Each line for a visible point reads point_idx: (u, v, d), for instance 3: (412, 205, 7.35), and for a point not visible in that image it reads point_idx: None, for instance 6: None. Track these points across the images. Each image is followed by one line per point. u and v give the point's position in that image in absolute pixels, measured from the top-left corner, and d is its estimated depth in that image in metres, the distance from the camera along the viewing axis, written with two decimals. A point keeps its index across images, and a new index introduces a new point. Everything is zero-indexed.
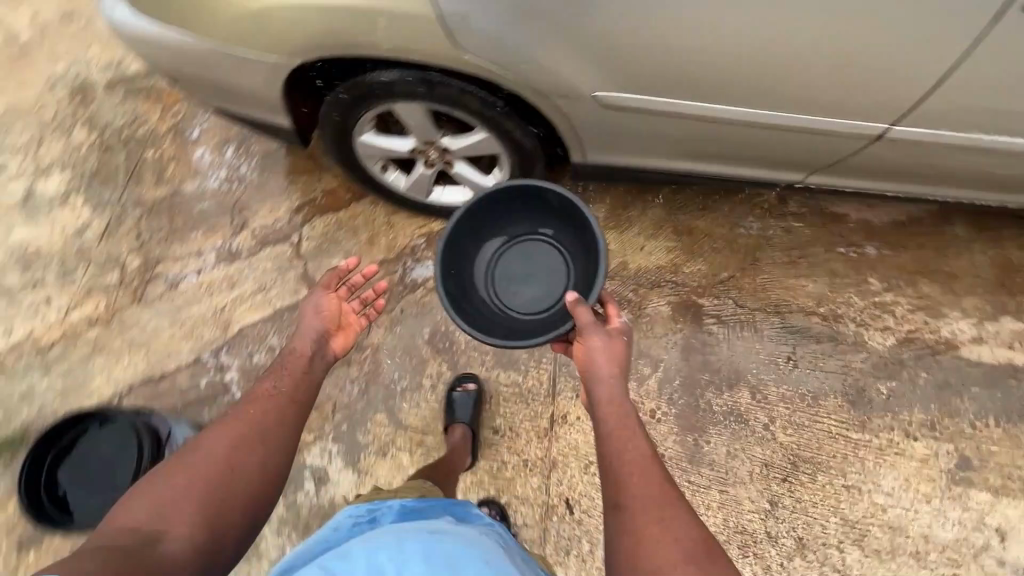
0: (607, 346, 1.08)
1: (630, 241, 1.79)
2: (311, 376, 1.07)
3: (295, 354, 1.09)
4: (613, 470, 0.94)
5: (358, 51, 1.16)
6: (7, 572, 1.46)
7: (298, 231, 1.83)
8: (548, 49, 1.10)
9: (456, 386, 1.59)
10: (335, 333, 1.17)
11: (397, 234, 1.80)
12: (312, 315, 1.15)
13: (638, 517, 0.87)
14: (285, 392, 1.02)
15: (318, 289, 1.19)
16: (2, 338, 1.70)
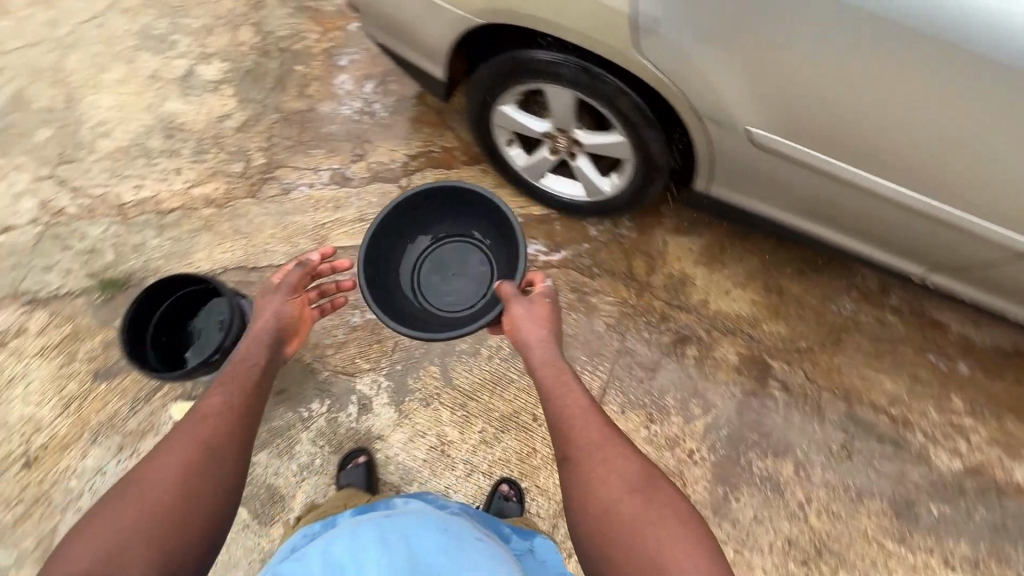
0: (530, 312, 1.26)
1: (716, 282, 1.78)
2: (260, 381, 1.06)
3: (248, 363, 1.08)
4: (560, 426, 1.08)
5: (543, 26, 1.20)
6: (77, 394, 1.60)
7: (409, 176, 1.92)
8: (718, 71, 1.12)
9: (347, 463, 1.53)
10: (286, 337, 1.19)
11: None
12: (268, 319, 1.17)
13: (586, 467, 1.01)
14: (234, 400, 0.99)
15: (277, 294, 1.21)
16: (131, 191, 1.87)
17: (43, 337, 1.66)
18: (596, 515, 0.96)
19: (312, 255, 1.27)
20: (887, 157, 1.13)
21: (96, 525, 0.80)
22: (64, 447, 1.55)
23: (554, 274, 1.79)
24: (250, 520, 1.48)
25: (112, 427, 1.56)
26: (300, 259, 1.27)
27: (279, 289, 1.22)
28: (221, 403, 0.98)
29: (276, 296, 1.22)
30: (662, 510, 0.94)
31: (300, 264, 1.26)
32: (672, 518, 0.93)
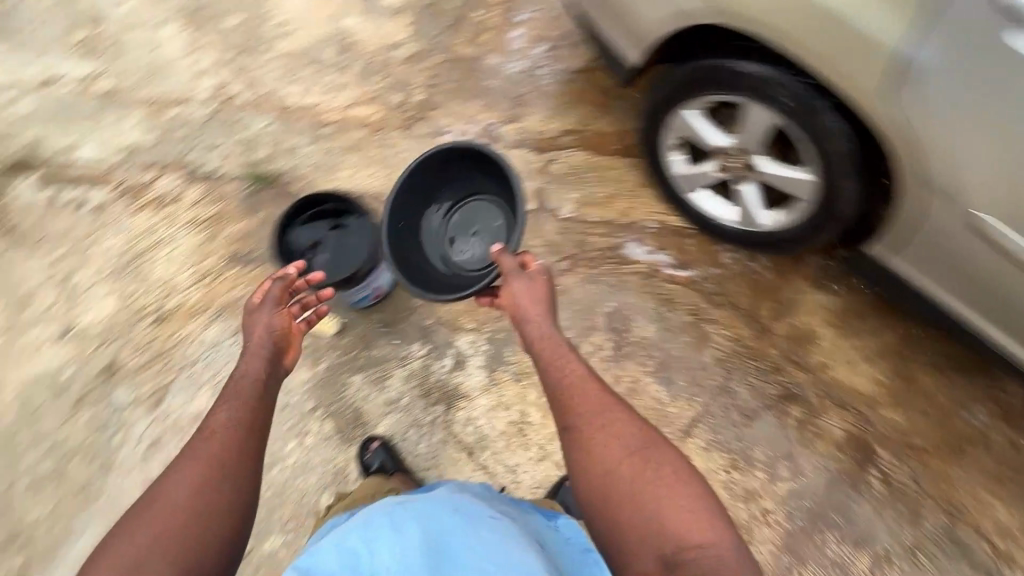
0: (529, 288, 1.26)
1: (843, 349, 1.66)
2: (264, 390, 1.03)
3: (249, 376, 1.04)
4: (558, 398, 1.14)
5: (783, 42, 1.13)
6: (212, 270, 1.72)
7: (556, 151, 1.89)
8: (960, 136, 1.02)
9: (362, 454, 1.51)
10: (287, 345, 1.13)
11: (636, 207, 1.80)
12: (262, 336, 1.09)
13: (588, 436, 1.07)
14: (236, 417, 0.97)
15: (267, 307, 1.13)
16: (297, 95, 1.94)
17: (195, 210, 1.79)
18: (598, 485, 1.03)
19: (291, 269, 1.16)
20: None
21: (121, 543, 0.84)
22: (192, 315, 1.67)
23: (675, 290, 1.72)
24: (332, 433, 1.55)
25: (235, 310, 1.67)
26: (278, 272, 1.16)
27: (265, 302, 1.13)
28: (225, 421, 0.97)
29: (263, 310, 1.13)
30: (658, 471, 1.02)
31: (280, 278, 1.15)
32: (668, 476, 1.02)
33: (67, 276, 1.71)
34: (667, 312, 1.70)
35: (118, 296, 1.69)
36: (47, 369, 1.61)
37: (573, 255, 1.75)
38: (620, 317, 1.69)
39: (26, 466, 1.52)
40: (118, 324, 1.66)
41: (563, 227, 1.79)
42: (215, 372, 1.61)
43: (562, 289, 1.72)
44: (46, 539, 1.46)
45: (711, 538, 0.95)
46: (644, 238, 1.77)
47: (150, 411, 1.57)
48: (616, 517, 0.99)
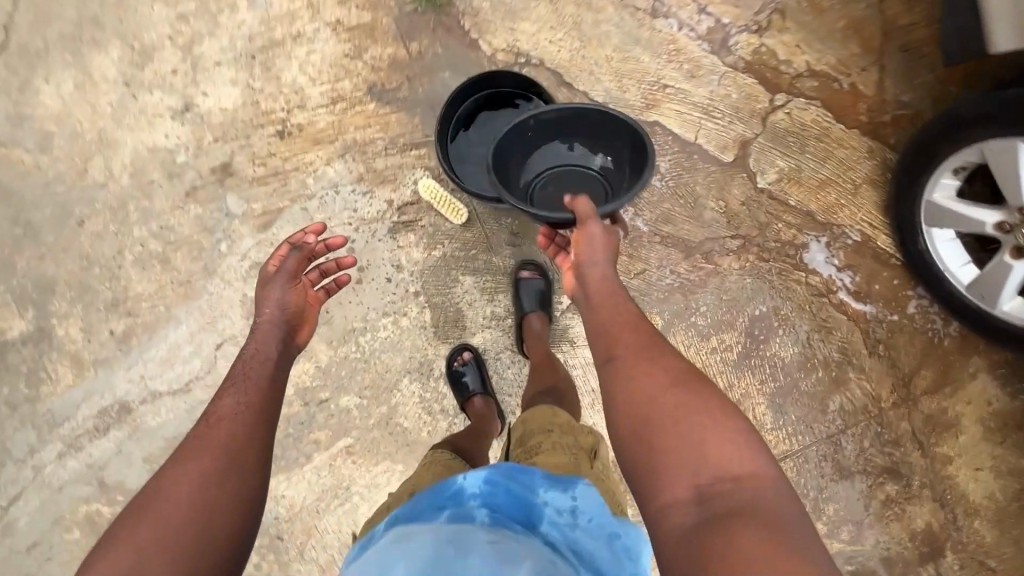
0: (598, 233, 1.07)
1: (976, 451, 1.48)
2: (271, 372, 1.00)
3: (258, 356, 1.01)
4: (605, 332, 0.98)
5: None
6: (348, 98, 1.48)
7: (789, 94, 1.45)
8: None
9: (453, 358, 1.47)
10: (298, 327, 1.11)
11: (848, 208, 1.46)
12: (274, 312, 1.06)
13: (628, 365, 0.90)
14: (242, 400, 0.93)
15: (278, 284, 1.08)
16: None
17: (343, 11, 1.47)
18: (633, 423, 0.84)
19: (307, 234, 1.12)
20: None
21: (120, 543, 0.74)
22: (316, 142, 1.49)
23: (839, 321, 1.47)
24: (428, 324, 1.50)
25: (363, 154, 1.48)
26: (295, 241, 1.12)
27: (279, 276, 1.09)
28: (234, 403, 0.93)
29: (278, 283, 1.10)
30: (698, 405, 0.82)
31: (297, 248, 1.11)
32: (712, 412, 0.81)
33: (193, 41, 1.48)
34: (817, 340, 1.47)
35: (243, 90, 1.48)
36: (163, 143, 1.50)
37: (748, 235, 1.46)
38: (765, 325, 1.48)
39: (134, 238, 1.51)
40: (240, 122, 1.49)
41: (753, 198, 1.46)
42: (328, 216, 1.49)
43: (717, 269, 1.47)
44: (150, 315, 1.51)
45: (758, 477, 0.74)
46: (836, 248, 1.46)
47: (257, 230, 1.49)
48: (644, 455, 0.81)
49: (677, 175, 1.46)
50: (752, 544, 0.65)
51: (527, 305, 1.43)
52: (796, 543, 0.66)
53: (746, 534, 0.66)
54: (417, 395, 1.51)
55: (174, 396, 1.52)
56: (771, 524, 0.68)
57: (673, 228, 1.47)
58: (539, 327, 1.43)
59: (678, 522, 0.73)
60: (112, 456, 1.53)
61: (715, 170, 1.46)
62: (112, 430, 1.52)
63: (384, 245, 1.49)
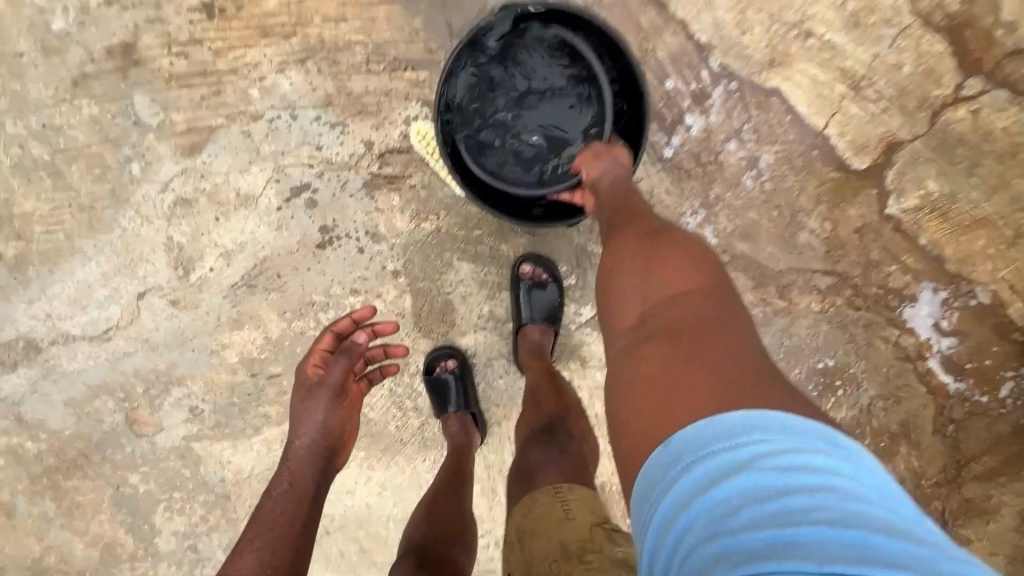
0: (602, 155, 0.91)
1: (1003, 542, 1.31)
2: (305, 512, 0.88)
3: (290, 493, 0.89)
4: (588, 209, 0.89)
5: None
6: None
7: (989, 80, 0.96)
8: None
9: (433, 360, 1.17)
10: (341, 446, 1.00)
11: (993, 260, 1.06)
12: (309, 432, 0.95)
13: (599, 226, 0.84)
14: (268, 550, 0.80)
15: (325, 399, 0.97)
16: None
17: None
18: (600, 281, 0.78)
19: (358, 330, 1.01)
20: None
21: None
22: (265, 34, 1.02)
23: (915, 391, 1.18)
24: (407, 313, 1.16)
25: (335, 65, 1.02)
26: (337, 333, 1.02)
27: (323, 391, 0.98)
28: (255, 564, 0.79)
29: (319, 394, 0.98)
30: (650, 244, 0.73)
31: (346, 350, 1.01)
32: (666, 246, 0.72)
33: None
34: (879, 407, 1.19)
35: None
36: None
37: (846, 272, 1.08)
38: (827, 381, 1.18)
39: (11, 136, 1.08)
40: None
41: (872, 225, 1.05)
42: (282, 149, 1.06)
43: (790, 307, 1.12)
44: (47, 241, 1.16)
45: (708, 298, 0.65)
46: (952, 305, 1.10)
47: (179, 152, 1.07)
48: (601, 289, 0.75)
49: (781, 175, 1.02)
50: (671, 365, 0.59)
51: (524, 313, 1.10)
52: (733, 363, 0.58)
53: (669, 358, 0.60)
54: (388, 387, 1.26)
55: (91, 343, 1.24)
56: (701, 341, 0.60)
57: (750, 247, 1.07)
58: (538, 338, 1.11)
59: (618, 346, 0.68)
60: (26, 394, 1.29)
61: (836, 177, 1.02)
62: (21, 367, 1.27)
63: (358, 203, 1.09)
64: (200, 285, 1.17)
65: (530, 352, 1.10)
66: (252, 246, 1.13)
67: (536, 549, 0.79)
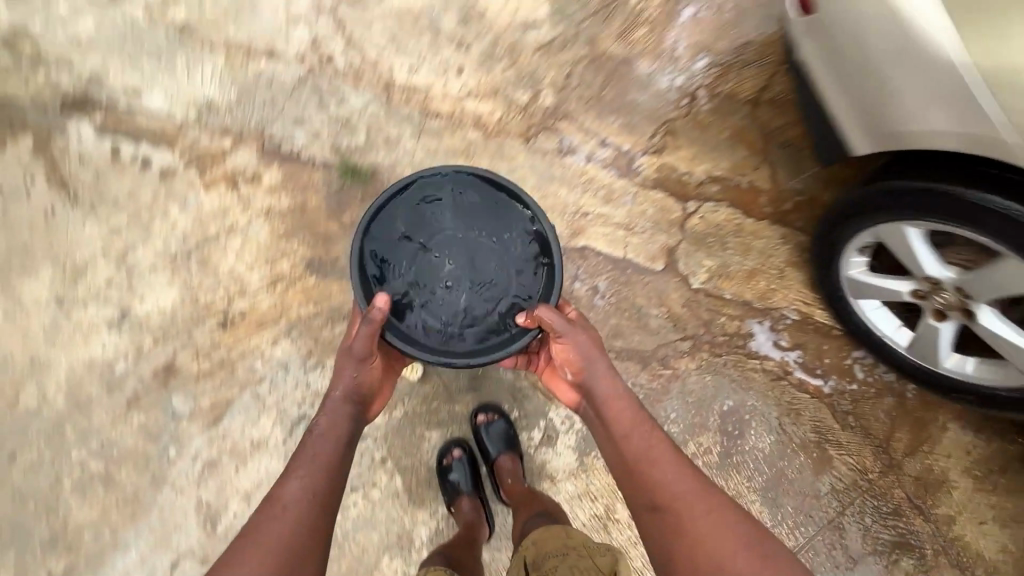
0: (603, 373, 1.15)
1: (977, 506, 1.46)
2: (341, 455, 1.00)
3: (324, 433, 1.02)
4: (631, 449, 1.07)
5: None
6: (287, 276, 1.52)
7: (699, 201, 1.59)
8: None
9: (442, 454, 1.43)
10: (368, 402, 1.13)
11: (780, 292, 1.54)
12: (339, 388, 1.08)
13: (662, 482, 1.02)
14: (308, 478, 0.94)
15: (354, 360, 1.09)
16: (405, 70, 1.61)
17: (272, 199, 1.54)
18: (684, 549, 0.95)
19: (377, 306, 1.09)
20: None
21: None
22: (260, 324, 1.50)
23: (804, 401, 1.49)
24: (400, 491, 1.42)
25: (308, 328, 1.50)
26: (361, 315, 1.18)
27: (351, 353, 1.09)
28: (296, 487, 0.92)
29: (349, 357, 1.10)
30: (750, 541, 0.93)
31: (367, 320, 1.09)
32: (767, 549, 0.93)
33: (126, 251, 1.51)
34: (788, 423, 1.48)
35: (183, 287, 1.51)
36: (101, 357, 1.47)
37: (696, 334, 1.51)
38: (738, 419, 1.48)
39: (73, 461, 1.41)
40: (179, 321, 1.49)
41: (691, 299, 1.53)
42: (281, 396, 1.46)
43: (676, 372, 1.50)
44: (96, 543, 1.38)
45: None
46: (779, 330, 1.52)
47: (207, 427, 1.43)
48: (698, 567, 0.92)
49: (616, 291, 1.53)
50: None
51: (493, 450, 1.40)
52: None
53: None
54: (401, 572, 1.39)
55: None
56: None
57: (624, 342, 1.50)
58: (511, 465, 1.40)
59: None
60: None
61: (649, 280, 1.54)
62: None
63: None
64: (227, 533, 1.39)
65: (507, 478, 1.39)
66: (268, 480, 1.42)
67: (547, 546, 1.02)
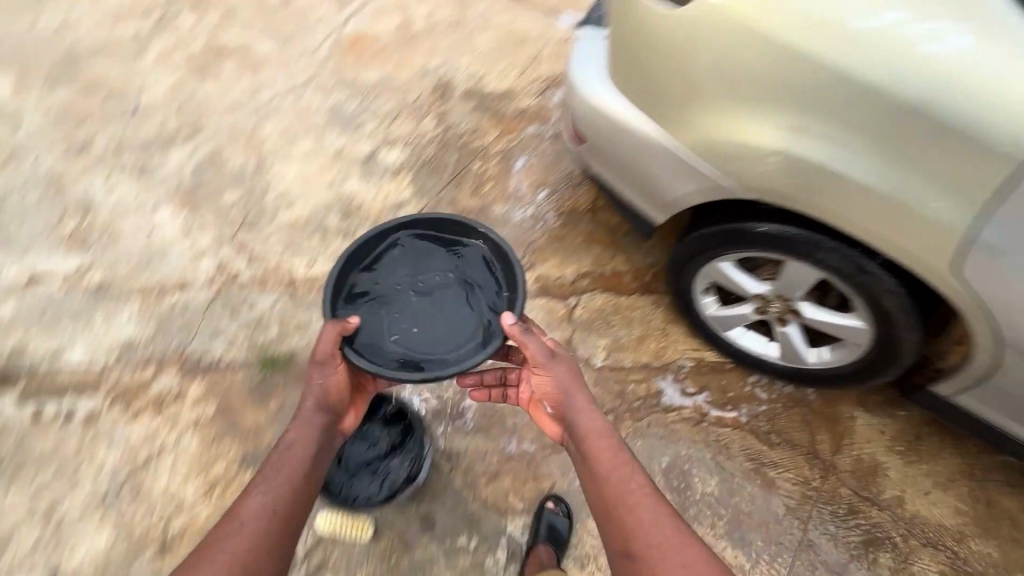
0: (584, 408, 1.19)
1: (914, 479, 1.58)
2: (304, 468, 1.08)
3: (290, 446, 1.10)
4: (603, 488, 1.09)
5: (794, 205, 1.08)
6: (222, 480, 1.55)
7: (577, 295, 1.85)
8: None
9: None
10: (342, 413, 1.22)
11: (670, 348, 1.74)
12: (309, 400, 1.16)
13: (630, 521, 1.03)
14: (271, 496, 1.03)
15: (319, 368, 1.17)
16: (303, 266, 1.87)
17: (198, 410, 1.63)
18: None
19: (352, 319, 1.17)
20: None
21: None
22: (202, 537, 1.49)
23: (728, 435, 1.63)
24: None
25: None
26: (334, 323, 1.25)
27: (316, 363, 1.17)
28: (260, 505, 1.02)
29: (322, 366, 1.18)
30: None
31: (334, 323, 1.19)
32: None
33: (55, 507, 1.52)
34: (724, 460, 1.60)
35: (117, 525, 1.50)
36: None
37: (614, 408, 1.67)
38: (678, 472, 1.59)
39: None
40: (118, 562, 1.47)
41: (599, 379, 1.71)
42: None
43: None
44: None
45: None
46: (682, 380, 1.70)
47: None
48: None
49: None
50: None
51: (539, 533, 1.44)
52: None
53: None
54: None
55: None
56: None
57: None
58: (542, 557, 1.39)
59: None
60: None
61: None
62: None
63: None
64: None
65: (530, 564, 1.39)
66: None
67: None
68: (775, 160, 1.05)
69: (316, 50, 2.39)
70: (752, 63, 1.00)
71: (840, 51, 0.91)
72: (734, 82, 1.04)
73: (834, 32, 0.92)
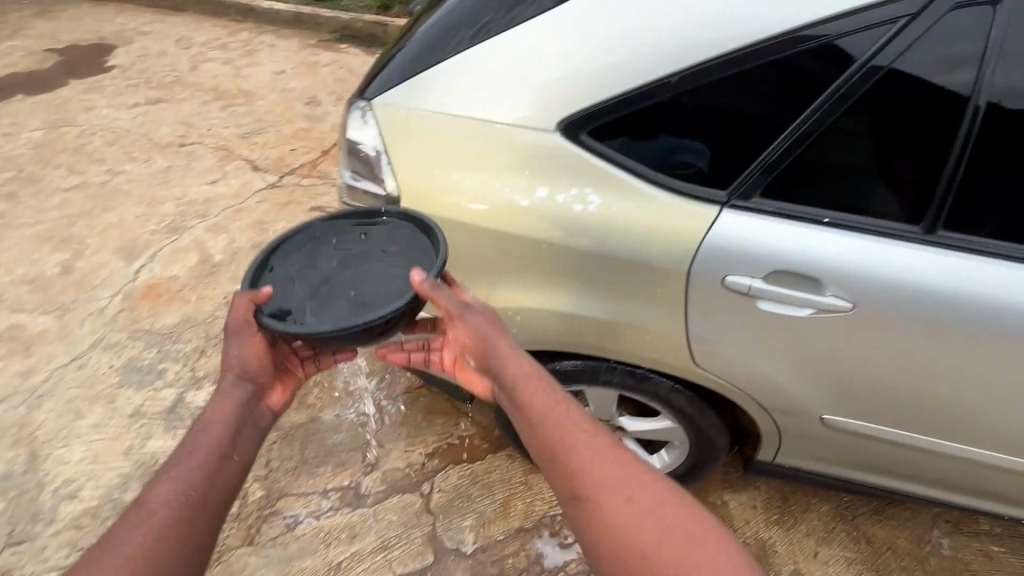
0: (508, 353, 0.97)
1: (800, 544, 1.58)
2: (224, 451, 0.86)
3: (209, 426, 0.89)
4: (541, 433, 0.88)
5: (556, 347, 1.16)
6: None
7: (430, 478, 1.70)
8: (740, 351, 1.05)
9: None
10: (268, 386, 1.00)
11: (539, 501, 1.65)
12: (229, 371, 0.95)
13: (578, 462, 0.83)
14: (186, 481, 0.81)
15: (232, 334, 0.96)
16: None
17: None
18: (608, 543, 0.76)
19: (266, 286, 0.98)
20: (866, 404, 1.09)
21: None
22: None
23: None
24: None
25: None
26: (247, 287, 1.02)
27: (231, 326, 0.96)
28: (172, 489, 0.79)
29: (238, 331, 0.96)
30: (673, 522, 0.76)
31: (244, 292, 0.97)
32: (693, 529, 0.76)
33: None
34: None
35: None
36: None
37: None
38: None
39: None
40: None
41: (473, 568, 1.53)
42: None
43: None
44: None
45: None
46: (559, 532, 1.60)
47: None
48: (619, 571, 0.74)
49: None
50: None
51: None
52: None
53: None
54: None
55: None
56: None
57: None
58: None
59: None
60: None
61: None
62: None
63: None
64: None
65: None
66: None
67: None
68: (520, 316, 1.14)
69: (103, 308, 2.26)
70: (461, 248, 1.11)
71: (517, 223, 1.05)
72: (464, 264, 1.13)
73: (506, 211, 1.05)
